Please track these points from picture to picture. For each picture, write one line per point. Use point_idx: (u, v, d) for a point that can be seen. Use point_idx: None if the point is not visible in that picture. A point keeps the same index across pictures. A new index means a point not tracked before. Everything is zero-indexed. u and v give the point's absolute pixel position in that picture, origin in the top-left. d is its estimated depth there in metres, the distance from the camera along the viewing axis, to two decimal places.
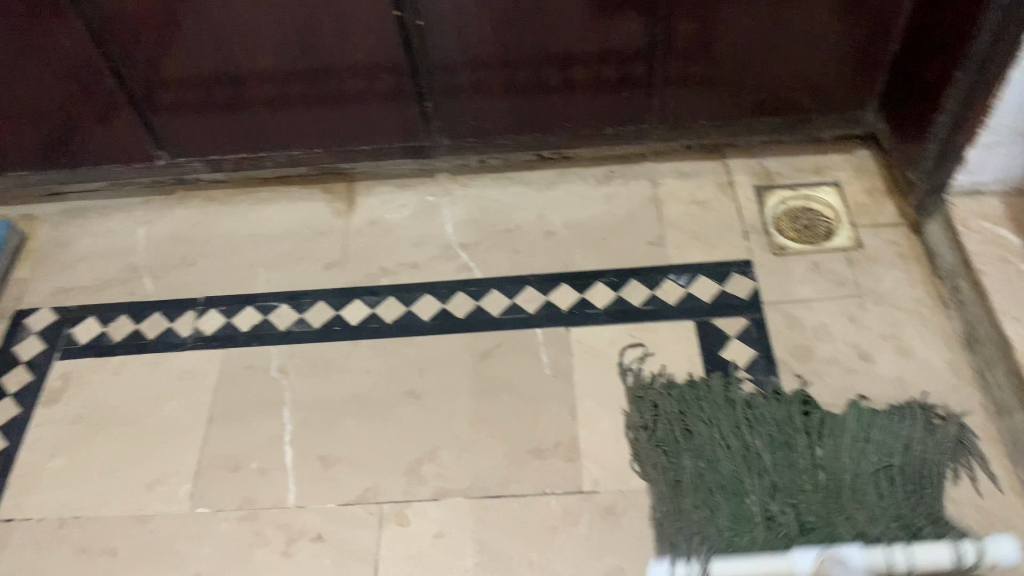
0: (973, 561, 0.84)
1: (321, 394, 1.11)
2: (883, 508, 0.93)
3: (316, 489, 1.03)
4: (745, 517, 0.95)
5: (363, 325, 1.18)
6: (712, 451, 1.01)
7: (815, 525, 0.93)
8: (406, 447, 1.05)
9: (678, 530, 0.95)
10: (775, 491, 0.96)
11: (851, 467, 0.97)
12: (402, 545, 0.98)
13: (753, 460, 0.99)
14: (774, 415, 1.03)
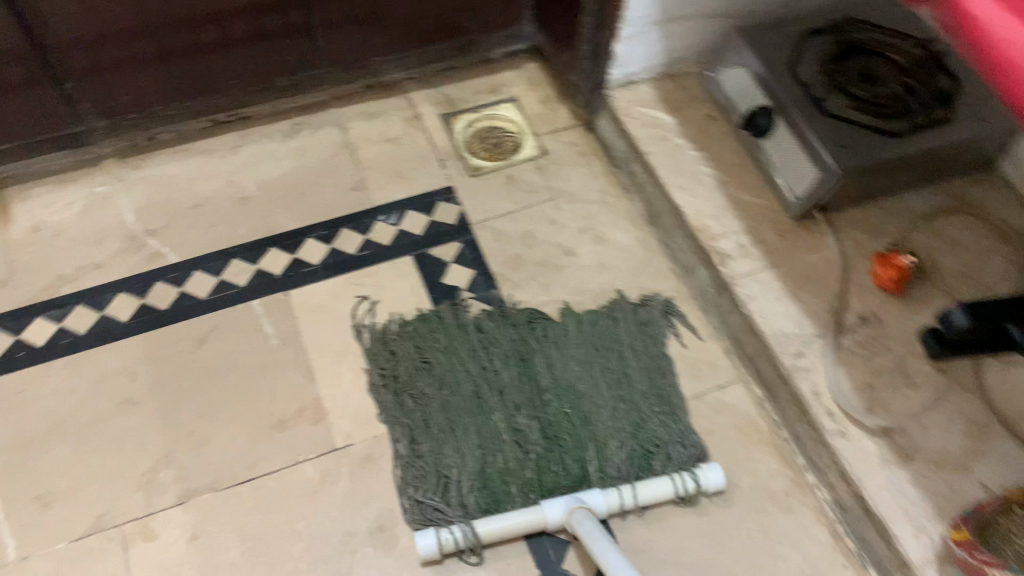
0: (694, 489, 0.93)
1: (19, 429, 0.98)
2: (613, 406, 1.00)
3: (37, 534, 0.91)
4: (492, 440, 0.97)
5: (52, 344, 1.04)
6: (453, 384, 1.02)
7: (554, 434, 0.98)
8: (135, 460, 0.96)
9: (430, 469, 0.95)
10: (515, 406, 0.99)
11: (581, 373, 1.02)
12: (155, 560, 0.90)
13: (494, 386, 1.01)
14: (506, 339, 1.06)
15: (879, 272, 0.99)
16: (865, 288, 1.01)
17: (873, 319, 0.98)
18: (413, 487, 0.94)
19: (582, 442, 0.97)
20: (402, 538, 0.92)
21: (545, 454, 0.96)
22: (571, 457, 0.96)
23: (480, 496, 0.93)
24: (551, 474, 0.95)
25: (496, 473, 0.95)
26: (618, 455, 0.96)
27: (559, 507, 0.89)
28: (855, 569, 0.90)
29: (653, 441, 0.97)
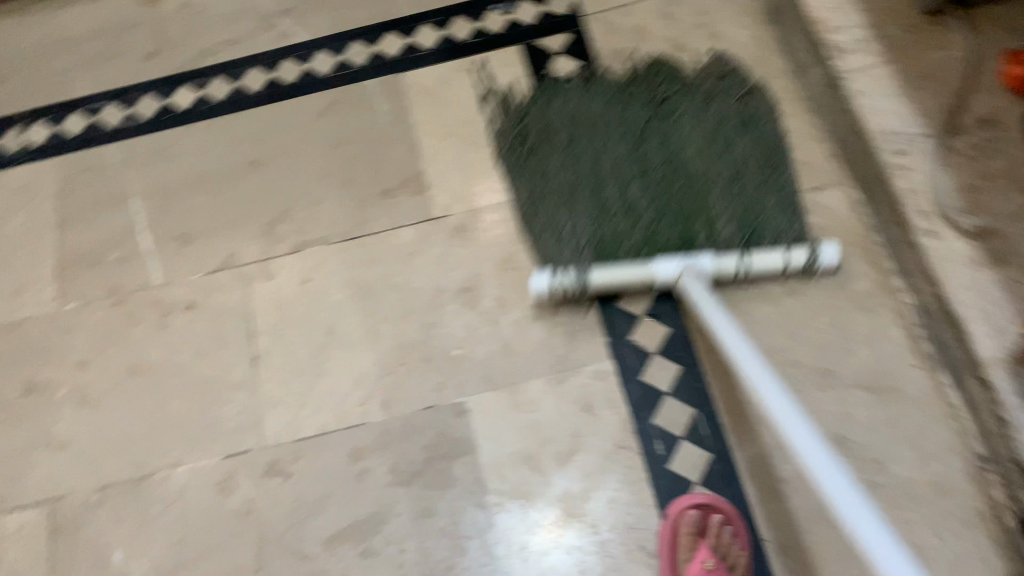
0: (800, 262, 0.93)
1: (166, 179, 1.11)
2: (722, 172, 1.02)
3: (178, 266, 1.06)
4: (598, 189, 1.03)
5: (194, 110, 1.16)
6: (589, 146, 1.06)
7: (651, 156, 1.04)
8: (259, 213, 1.08)
9: (554, 215, 1.02)
10: (629, 178, 1.03)
11: (694, 122, 1.06)
12: (273, 296, 1.03)
13: (614, 153, 1.05)
14: (627, 112, 1.08)
15: (1008, 71, 0.93)
16: (989, 89, 0.94)
17: (993, 121, 0.93)
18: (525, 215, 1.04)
19: (684, 199, 1.00)
20: (484, 299, 1.00)
21: (647, 207, 1.00)
22: (678, 223, 0.99)
23: (583, 208, 1.02)
24: (643, 219, 0.99)
25: (608, 227, 1.00)
26: (724, 229, 0.98)
27: (669, 263, 0.91)
28: (927, 370, 0.89)
29: (754, 203, 0.99)
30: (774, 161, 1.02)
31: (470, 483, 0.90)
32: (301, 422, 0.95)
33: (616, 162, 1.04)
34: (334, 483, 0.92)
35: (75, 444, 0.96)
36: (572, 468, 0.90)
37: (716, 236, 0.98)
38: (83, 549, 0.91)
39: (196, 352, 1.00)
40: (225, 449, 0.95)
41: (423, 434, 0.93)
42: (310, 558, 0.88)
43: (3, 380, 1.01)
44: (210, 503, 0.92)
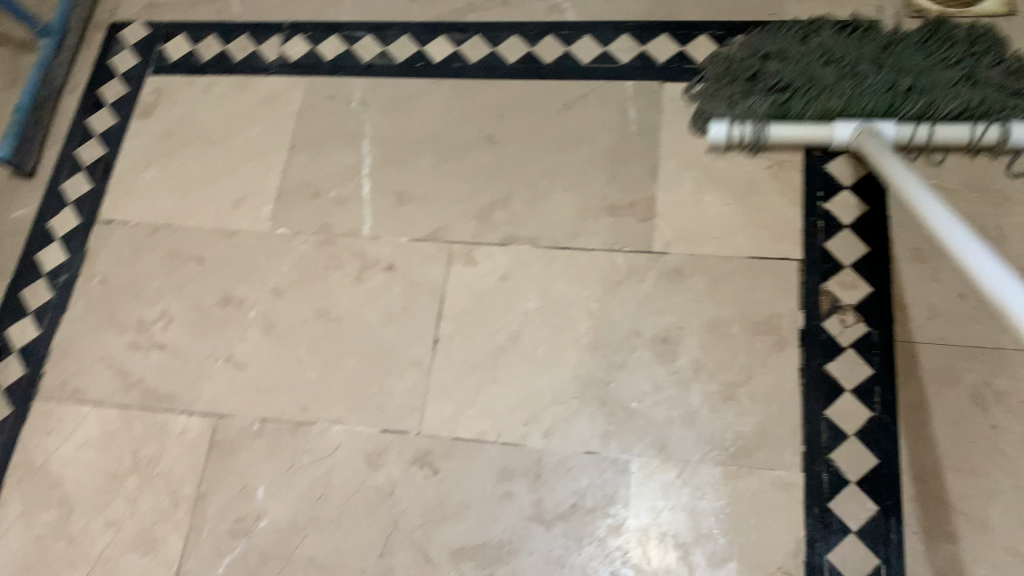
0: (991, 139, 0.93)
1: (401, 129, 1.10)
2: (955, 85, 0.95)
3: (389, 221, 1.04)
4: (822, 85, 0.98)
5: (447, 64, 1.13)
6: (823, 82, 0.98)
7: (892, 73, 0.97)
8: (480, 192, 1.04)
9: (740, 104, 1.00)
10: (878, 109, 0.95)
11: (940, 75, 0.96)
12: (470, 282, 0.99)
13: (863, 103, 0.96)
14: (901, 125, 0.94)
15: None
16: None
17: None
18: (727, 102, 1.01)
19: (907, 98, 0.95)
20: (681, 358, 0.92)
21: (866, 94, 0.96)
22: (886, 100, 0.95)
23: (777, 110, 0.98)
24: (858, 108, 0.96)
25: (801, 99, 0.97)
26: (941, 111, 0.94)
27: (849, 125, 0.96)
28: None
29: (981, 102, 0.93)
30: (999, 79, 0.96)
31: (611, 548, 0.85)
32: (461, 422, 0.93)
33: (847, 74, 0.98)
34: (476, 496, 0.89)
35: (252, 368, 0.99)
36: (722, 573, 0.83)
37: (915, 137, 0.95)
38: (232, 472, 0.94)
39: (382, 315, 0.99)
40: (382, 423, 0.94)
41: (577, 478, 0.88)
42: (433, 563, 0.87)
43: (205, 284, 1.04)
44: (355, 473, 0.92)
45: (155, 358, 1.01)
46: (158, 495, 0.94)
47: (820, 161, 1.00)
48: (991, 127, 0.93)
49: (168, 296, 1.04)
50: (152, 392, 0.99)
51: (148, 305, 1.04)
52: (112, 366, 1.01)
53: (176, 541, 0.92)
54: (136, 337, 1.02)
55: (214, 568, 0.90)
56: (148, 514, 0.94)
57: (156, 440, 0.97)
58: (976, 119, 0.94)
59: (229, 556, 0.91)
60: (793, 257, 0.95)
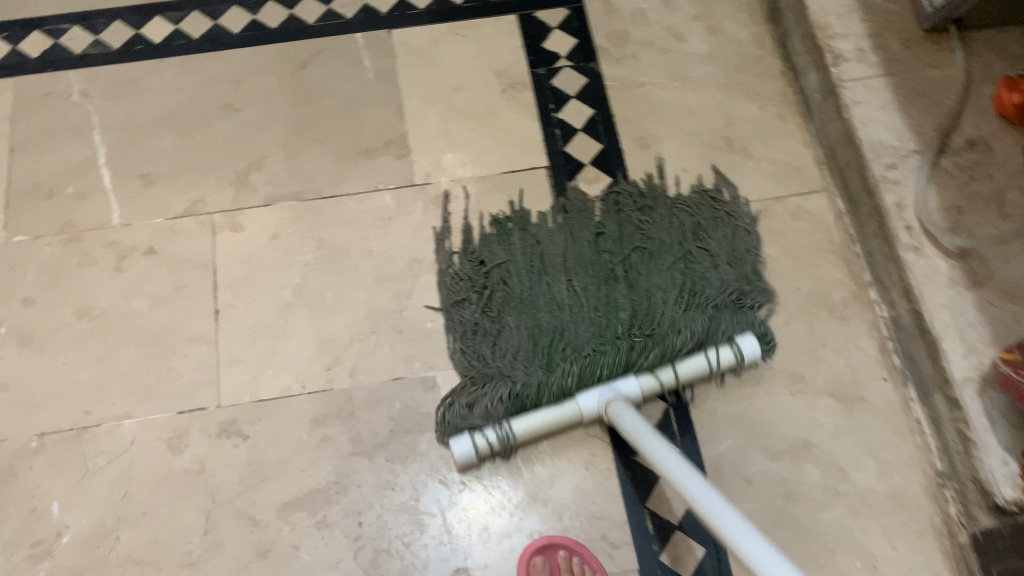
0: (729, 361, 0.88)
1: (133, 113, 1.05)
2: (695, 313, 0.92)
3: (140, 206, 1.00)
4: (554, 360, 0.90)
5: (168, 43, 1.10)
6: (542, 288, 0.94)
7: (635, 336, 0.91)
8: (230, 161, 1.02)
9: (473, 396, 0.89)
10: (586, 317, 0.92)
11: (669, 286, 0.94)
12: (241, 249, 0.98)
13: (572, 296, 0.94)
14: (611, 317, 0.92)
15: (1003, 97, 0.92)
16: (981, 113, 0.94)
17: (980, 145, 0.93)
18: (463, 398, 0.89)
19: (639, 352, 0.89)
20: None
21: (604, 355, 0.89)
22: (624, 356, 0.89)
23: (514, 408, 0.88)
24: (594, 380, 0.88)
25: (540, 387, 0.88)
26: (666, 341, 0.89)
27: (592, 396, 0.85)
28: (892, 382, 0.92)
29: (712, 326, 0.90)
30: (722, 257, 0.96)
31: (434, 459, 0.88)
32: (262, 383, 0.92)
33: (571, 295, 0.94)
34: (293, 448, 0.89)
35: (16, 385, 0.91)
36: (540, 453, 0.88)
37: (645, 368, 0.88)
38: (17, 497, 0.86)
39: (152, 300, 0.95)
40: (177, 405, 0.90)
41: (389, 405, 0.91)
42: (262, 524, 0.85)
43: None
44: (159, 460, 0.87)
45: None
46: None
47: (546, 77, 1.08)
48: (724, 346, 0.88)
49: None
50: None
51: None
52: None
53: None
54: None
55: None
56: None
57: None
58: (708, 342, 0.90)
59: None
60: (541, 164, 1.03)
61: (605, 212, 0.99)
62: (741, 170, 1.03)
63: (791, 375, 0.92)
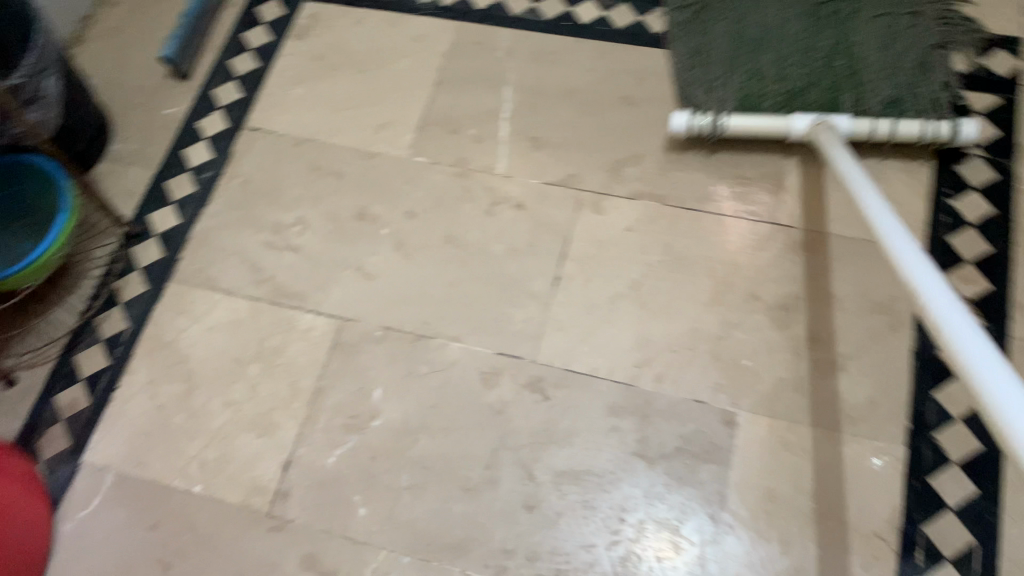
0: (944, 133, 1.00)
1: (544, 80, 1.15)
2: (897, 73, 1.05)
3: (523, 163, 1.09)
4: (769, 73, 1.07)
5: (593, 28, 1.18)
6: (773, 58, 1.09)
7: (836, 66, 1.07)
8: (612, 149, 1.09)
9: (714, 90, 1.08)
10: (801, 67, 1.07)
11: (888, 70, 1.06)
12: (597, 230, 1.04)
13: (794, 66, 1.07)
14: (821, 69, 1.07)
15: None
16: None
17: None
18: (697, 87, 1.09)
19: (844, 87, 1.05)
20: (796, 325, 0.95)
21: (812, 91, 1.05)
22: (829, 96, 1.05)
23: (741, 104, 1.06)
24: (804, 102, 1.05)
25: (756, 93, 1.06)
26: (872, 103, 1.03)
27: (806, 118, 1.01)
28: None
29: (908, 90, 1.04)
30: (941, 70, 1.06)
31: (710, 492, 0.89)
32: (576, 356, 0.97)
33: (783, 19, 1.12)
34: (584, 425, 0.93)
35: (379, 279, 1.04)
36: (818, 531, 0.85)
37: (863, 113, 1.03)
38: (352, 372, 0.99)
39: (508, 248, 1.04)
40: (499, 346, 0.98)
41: (684, 422, 0.92)
42: (536, 481, 0.91)
43: (342, 198, 1.09)
44: (469, 388, 0.96)
45: (289, 258, 1.06)
46: (280, 383, 0.99)
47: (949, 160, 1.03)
48: (948, 122, 1.01)
49: (307, 204, 1.10)
50: (282, 289, 1.05)
51: (287, 209, 1.10)
52: (247, 261, 1.07)
53: (293, 427, 0.97)
54: (272, 237, 1.08)
55: (325, 457, 0.95)
56: (268, 399, 0.99)
57: (282, 332, 1.02)
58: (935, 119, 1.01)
59: (341, 447, 0.95)
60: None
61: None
62: None
63: None
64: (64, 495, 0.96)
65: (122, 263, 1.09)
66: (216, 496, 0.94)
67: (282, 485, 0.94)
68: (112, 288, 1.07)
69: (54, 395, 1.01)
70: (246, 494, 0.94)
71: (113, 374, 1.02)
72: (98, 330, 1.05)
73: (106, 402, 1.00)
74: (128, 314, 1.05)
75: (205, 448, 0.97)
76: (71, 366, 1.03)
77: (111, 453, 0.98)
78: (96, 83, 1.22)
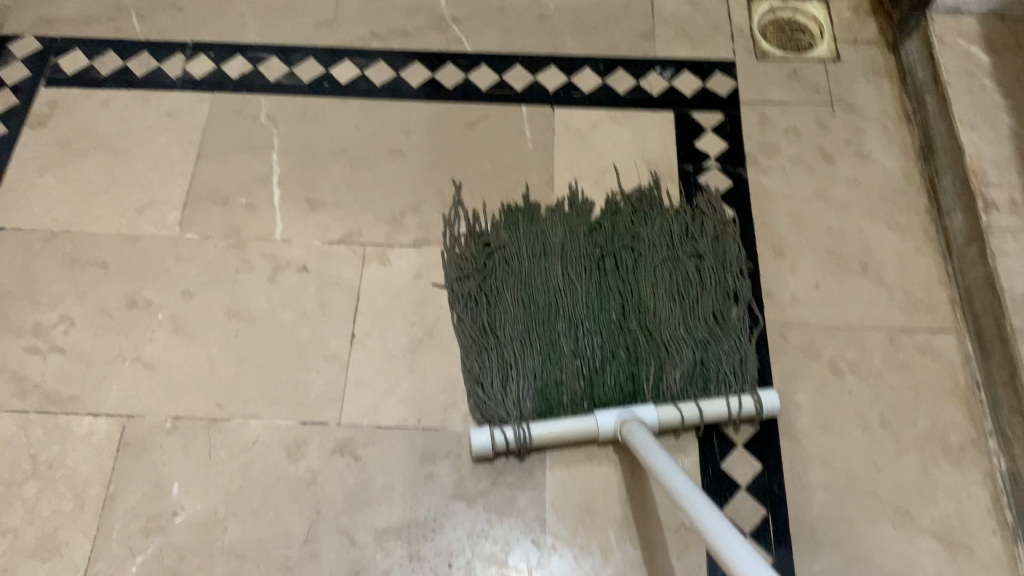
0: (748, 410, 0.93)
1: (311, 142, 1.14)
2: (685, 308, 1.00)
3: (301, 226, 1.08)
4: (560, 358, 0.97)
5: (354, 86, 1.20)
6: (553, 288, 1.01)
7: (636, 364, 0.96)
8: (389, 201, 1.10)
9: (509, 382, 0.95)
10: (589, 340, 0.98)
11: (673, 309, 1.00)
12: (385, 283, 1.04)
13: (582, 341, 0.98)
14: (612, 342, 0.98)
15: None
16: None
17: None
18: (483, 394, 0.96)
19: (639, 363, 0.96)
20: None
21: (604, 368, 0.96)
22: (626, 371, 0.96)
23: (539, 409, 0.94)
24: (604, 387, 0.95)
25: (553, 387, 0.95)
26: (672, 380, 0.95)
27: (610, 414, 0.89)
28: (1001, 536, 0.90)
29: (687, 293, 1.01)
30: (727, 311, 1.01)
31: (530, 518, 0.91)
32: (381, 411, 0.96)
33: (568, 284, 1.02)
34: (399, 478, 0.93)
35: (162, 367, 0.98)
36: (634, 534, 0.90)
37: (667, 395, 0.95)
38: (145, 470, 0.92)
39: (297, 313, 1.02)
40: (302, 414, 0.96)
41: (496, 456, 0.94)
42: (358, 545, 0.89)
43: (109, 287, 1.03)
44: (275, 464, 0.93)
45: (56, 360, 0.98)
46: (62, 499, 0.91)
47: (693, 172, 1.13)
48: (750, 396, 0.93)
49: (69, 299, 1.02)
50: (52, 395, 0.96)
51: (47, 308, 1.01)
52: (6, 371, 0.97)
53: (83, 544, 0.88)
54: (33, 341, 0.99)
55: (125, 568, 0.87)
56: (50, 519, 0.90)
57: (58, 443, 0.93)
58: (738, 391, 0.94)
59: (142, 554, 0.88)
60: None
61: (604, 216, 1.08)
62: (873, 296, 1.05)
63: (897, 509, 0.92)
64: None
65: None
66: None
67: None
68: None
69: None
70: None
71: None
72: None
73: None
74: None
75: None
76: None
77: None
78: None
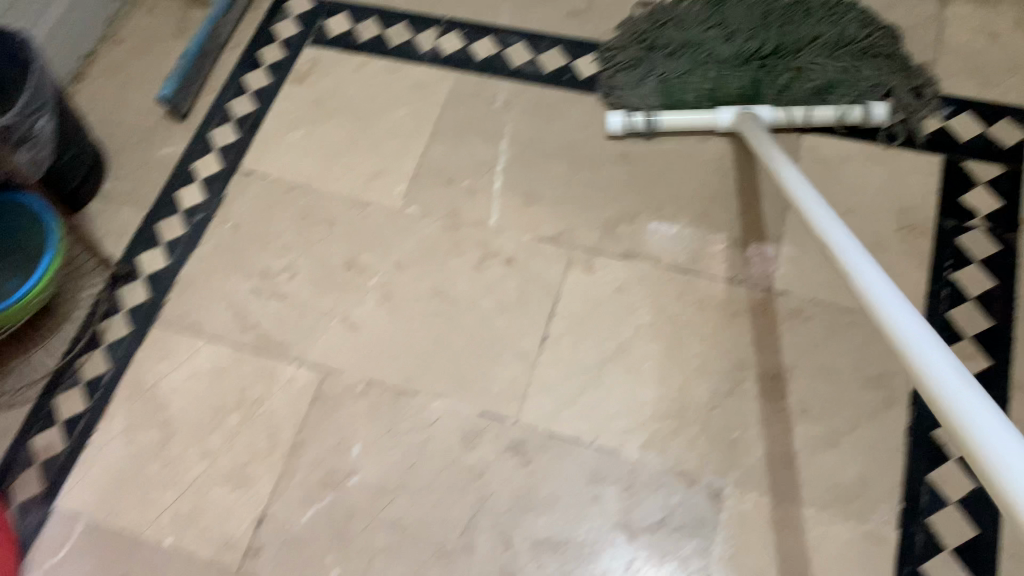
0: (856, 116, 1.06)
1: (542, 133, 1.14)
2: (830, 55, 1.10)
3: (517, 217, 1.08)
4: (691, 82, 1.10)
5: (595, 80, 1.17)
6: (707, 40, 1.13)
7: (771, 70, 1.09)
8: (608, 205, 1.07)
9: (640, 86, 1.12)
10: (729, 66, 1.10)
11: (820, 55, 1.10)
12: (588, 290, 1.02)
13: (722, 63, 1.11)
14: (748, 66, 1.10)
15: None
16: None
17: None
18: (622, 87, 1.13)
19: (772, 71, 1.09)
20: (789, 397, 0.93)
21: (735, 83, 1.09)
22: (755, 78, 1.09)
23: (664, 101, 1.11)
24: (732, 80, 1.09)
25: (683, 86, 1.10)
26: (800, 86, 1.08)
27: (731, 111, 1.06)
28: None
29: (843, 71, 1.08)
30: (875, 43, 1.10)
31: (692, 569, 0.86)
32: (559, 420, 0.95)
33: (726, 58, 1.11)
34: (566, 493, 0.91)
35: (365, 331, 1.02)
36: None
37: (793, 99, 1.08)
38: (333, 426, 0.97)
39: (497, 304, 1.02)
40: (484, 406, 0.96)
41: (668, 494, 0.90)
42: (513, 549, 0.89)
43: (332, 246, 1.08)
44: (449, 448, 0.94)
45: (275, 306, 1.05)
46: (257, 435, 0.98)
47: (952, 231, 1.00)
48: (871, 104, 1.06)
49: (296, 251, 1.08)
50: (266, 338, 1.03)
51: (276, 256, 1.08)
52: (233, 307, 1.06)
53: (268, 482, 0.95)
54: (259, 284, 1.07)
55: (299, 515, 0.93)
56: (244, 451, 0.97)
57: (263, 383, 1.00)
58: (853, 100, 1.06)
59: (317, 504, 0.93)
60: (905, 356, 0.93)
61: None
62: None
63: None
64: (34, 541, 0.95)
65: (109, 302, 1.08)
66: (186, 551, 0.93)
67: (254, 542, 0.92)
68: (96, 328, 1.06)
69: (31, 437, 1.00)
70: (217, 550, 0.92)
71: (91, 419, 1.01)
72: (78, 371, 1.03)
73: (80, 448, 0.99)
74: (109, 355, 1.04)
75: (180, 499, 0.95)
76: (49, 409, 1.02)
77: (83, 500, 0.96)
78: (92, 119, 1.22)
